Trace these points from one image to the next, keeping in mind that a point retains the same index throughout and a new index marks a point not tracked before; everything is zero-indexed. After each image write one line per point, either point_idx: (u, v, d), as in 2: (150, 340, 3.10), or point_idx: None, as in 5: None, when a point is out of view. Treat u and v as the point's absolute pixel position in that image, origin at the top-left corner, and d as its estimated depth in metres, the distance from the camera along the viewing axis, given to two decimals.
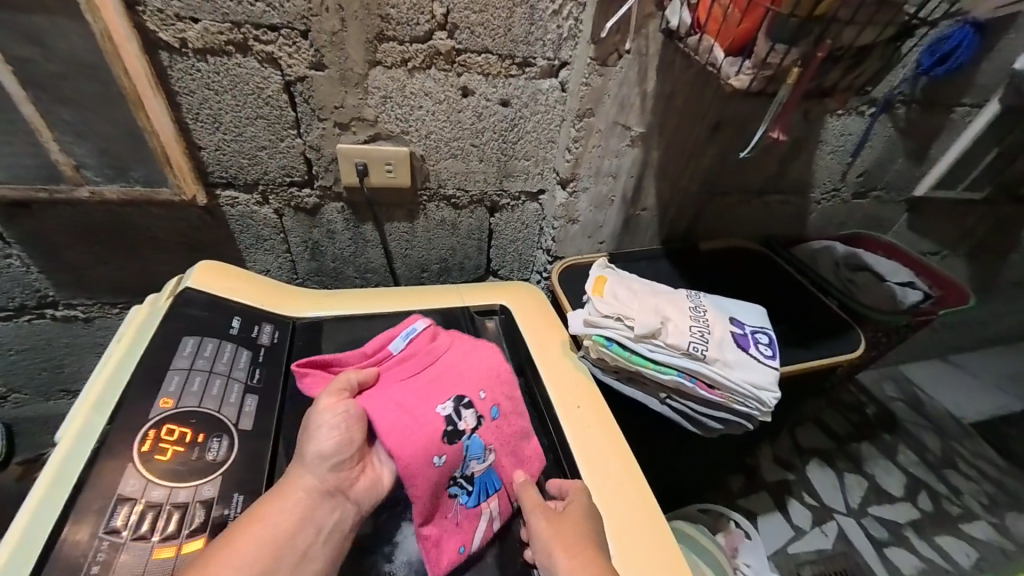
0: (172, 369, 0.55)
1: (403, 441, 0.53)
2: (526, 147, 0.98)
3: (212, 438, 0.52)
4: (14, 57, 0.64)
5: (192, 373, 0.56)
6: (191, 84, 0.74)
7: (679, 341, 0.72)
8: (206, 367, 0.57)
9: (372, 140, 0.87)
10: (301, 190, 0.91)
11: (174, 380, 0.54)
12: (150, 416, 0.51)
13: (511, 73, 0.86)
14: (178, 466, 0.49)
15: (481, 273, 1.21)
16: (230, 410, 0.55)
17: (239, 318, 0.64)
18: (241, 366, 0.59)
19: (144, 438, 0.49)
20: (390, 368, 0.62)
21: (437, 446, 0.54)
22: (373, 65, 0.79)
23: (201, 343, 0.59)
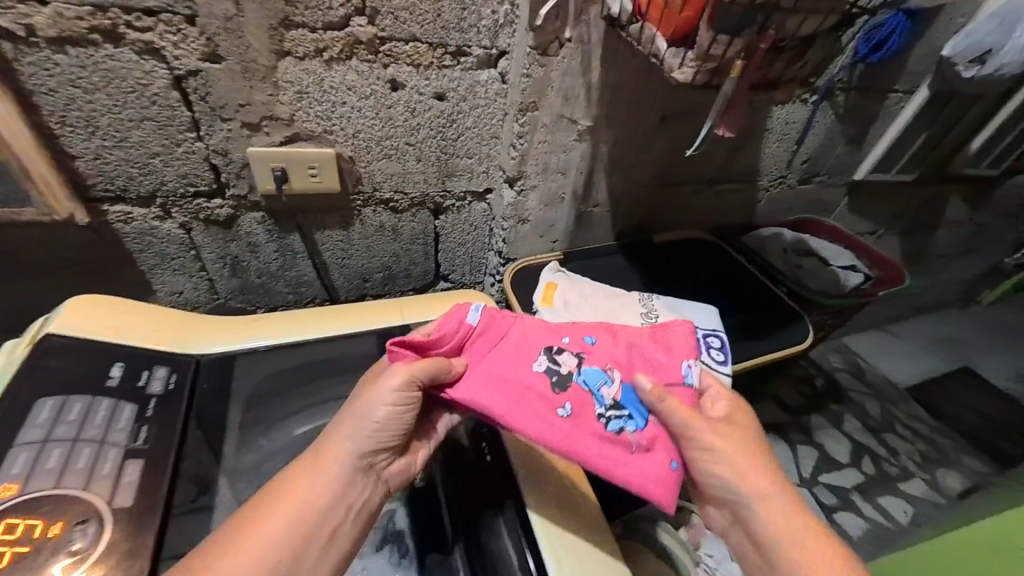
0: (19, 445, 0.47)
1: (518, 407, 0.54)
2: (468, 144, 0.91)
3: (75, 526, 0.44)
4: None
5: (51, 445, 0.47)
6: (50, 81, 0.61)
7: None
8: (70, 436, 0.49)
9: (290, 141, 0.77)
10: (210, 202, 0.80)
11: (21, 460, 0.46)
12: None
13: (445, 63, 0.78)
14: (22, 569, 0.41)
15: (431, 279, 1.14)
16: (101, 486, 0.47)
17: (120, 364, 0.56)
18: (119, 427, 0.51)
19: None
20: (472, 344, 0.59)
21: (555, 399, 0.56)
22: (282, 56, 0.68)
23: (64, 406, 0.51)
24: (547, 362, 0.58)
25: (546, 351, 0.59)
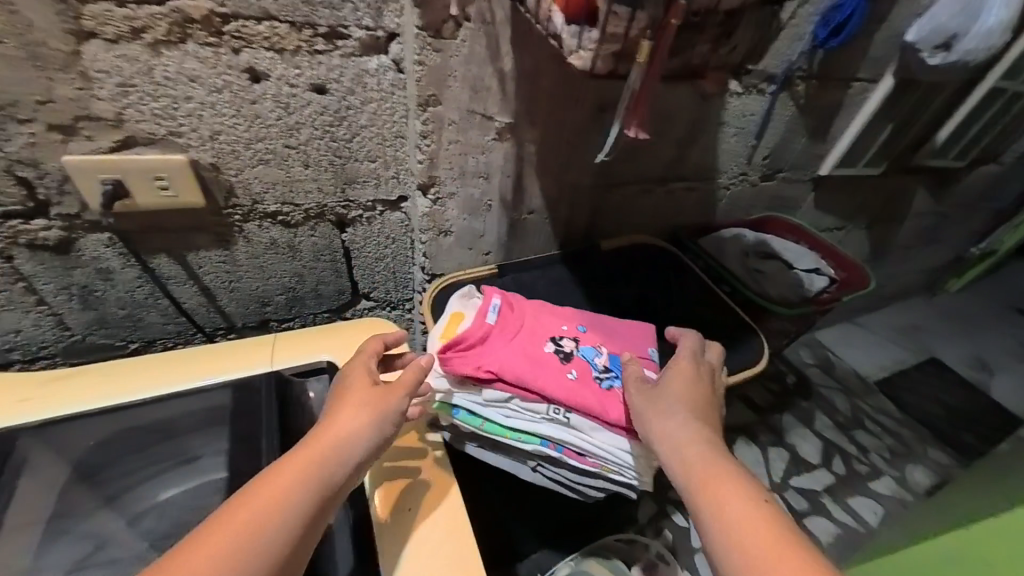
0: None
1: (542, 379, 0.63)
2: (367, 146, 0.77)
3: None
4: None
5: None
6: None
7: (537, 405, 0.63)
8: None
9: (124, 146, 0.62)
10: (30, 223, 0.64)
11: None
12: None
13: (317, 48, 0.64)
14: None
15: (349, 298, 0.99)
16: None
17: None
18: None
19: None
20: (495, 330, 0.67)
21: (563, 367, 0.66)
22: (85, 38, 0.54)
23: None
24: (556, 347, 0.69)
25: (553, 336, 0.70)
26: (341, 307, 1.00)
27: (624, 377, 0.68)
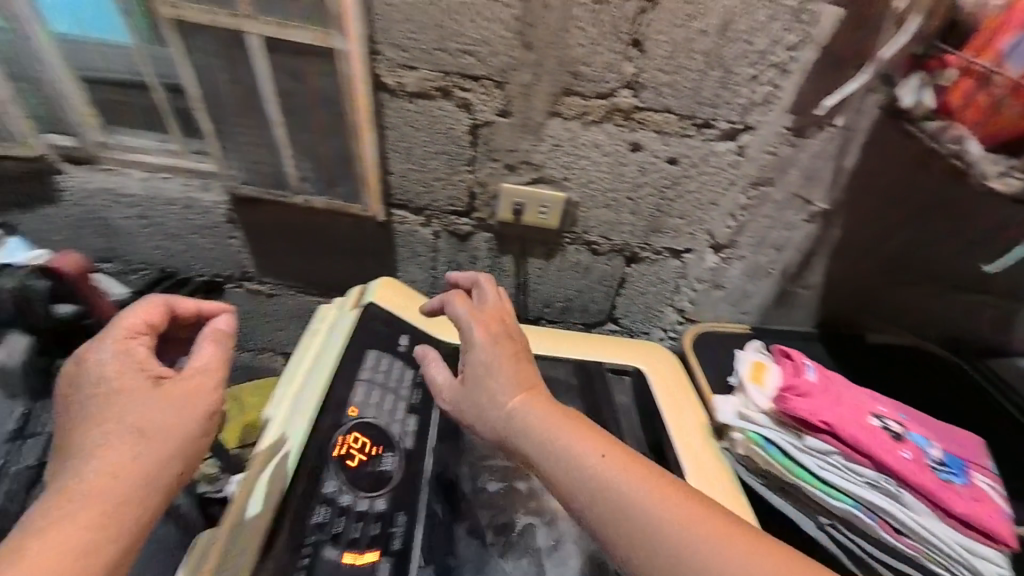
0: (357, 381, 0.61)
1: (877, 447, 0.62)
2: (684, 206, 0.93)
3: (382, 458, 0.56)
4: (281, 90, 0.77)
5: (372, 386, 0.61)
6: (398, 120, 0.83)
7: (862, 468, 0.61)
8: (381, 382, 0.62)
9: (535, 182, 0.91)
10: (460, 219, 0.99)
11: (358, 393, 0.60)
12: (341, 424, 0.57)
13: (688, 132, 0.83)
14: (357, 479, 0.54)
15: (602, 318, 1.18)
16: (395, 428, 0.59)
17: (407, 335, 0.69)
18: (404, 385, 0.63)
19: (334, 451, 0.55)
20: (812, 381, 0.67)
21: (897, 446, 0.63)
22: (553, 115, 0.82)
23: (379, 358, 0.64)
24: (880, 420, 0.66)
25: (875, 411, 0.67)
26: (595, 323, 1.20)
27: (965, 478, 0.63)
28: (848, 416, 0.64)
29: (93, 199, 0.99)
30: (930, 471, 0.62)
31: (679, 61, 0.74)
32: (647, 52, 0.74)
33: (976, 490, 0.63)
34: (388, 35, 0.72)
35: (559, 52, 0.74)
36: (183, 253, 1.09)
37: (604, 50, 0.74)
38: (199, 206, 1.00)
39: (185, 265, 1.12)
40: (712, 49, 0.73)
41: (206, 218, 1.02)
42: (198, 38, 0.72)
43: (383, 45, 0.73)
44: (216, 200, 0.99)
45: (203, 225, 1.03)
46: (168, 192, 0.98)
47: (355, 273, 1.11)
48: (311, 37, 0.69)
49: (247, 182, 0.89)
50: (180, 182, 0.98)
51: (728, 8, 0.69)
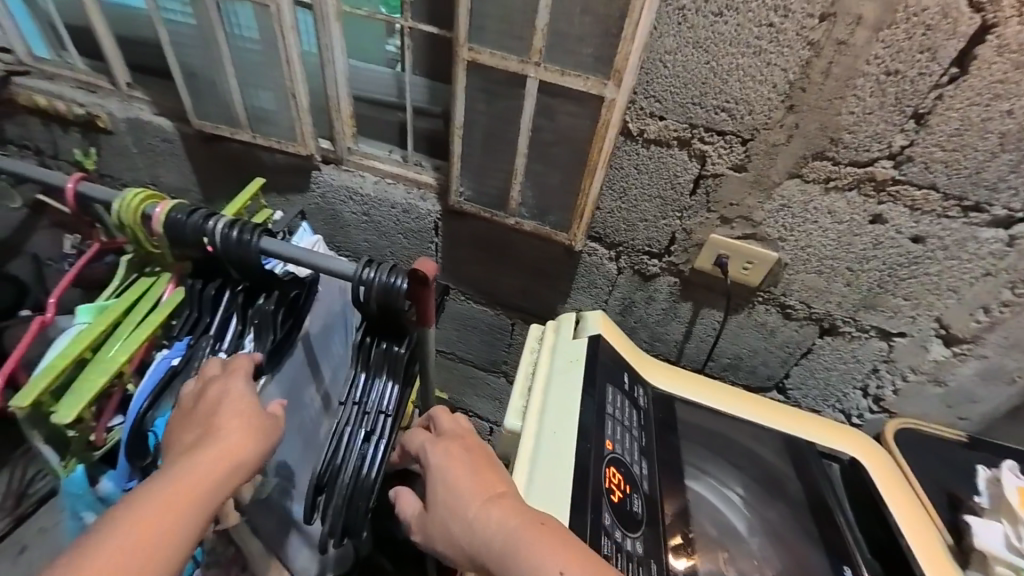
0: (604, 414, 0.62)
1: None
2: (914, 287, 0.85)
3: (632, 495, 0.57)
4: (535, 126, 0.85)
5: (615, 421, 0.62)
6: (626, 162, 0.87)
7: None
8: (619, 418, 0.63)
9: (746, 238, 0.89)
10: (651, 260, 1.00)
11: (609, 426, 0.61)
12: (600, 453, 0.58)
13: (948, 213, 0.76)
14: (621, 511, 0.55)
15: (768, 385, 1.10)
16: (637, 468, 0.60)
17: (628, 374, 0.70)
18: (636, 425, 0.64)
19: (600, 480, 0.56)
20: None
21: None
22: (792, 176, 0.80)
23: (616, 396, 0.65)
24: None
25: None
26: (757, 387, 1.11)
27: None
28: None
29: (333, 193, 1.17)
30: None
31: (965, 140, 0.69)
32: (928, 127, 0.69)
33: None
34: (648, 87, 0.77)
35: (824, 117, 0.73)
36: (384, 248, 1.23)
37: (877, 120, 0.71)
38: (414, 211, 1.12)
39: (381, 257, 1.26)
40: (1013, 132, 0.66)
41: (415, 222, 1.14)
42: (481, 77, 0.82)
43: (640, 96, 0.79)
44: (428, 208, 1.11)
45: (410, 227, 1.16)
46: (393, 196, 1.12)
47: (528, 292, 1.17)
48: (585, 84, 0.76)
49: (470, 199, 0.98)
50: (404, 189, 1.13)
51: None
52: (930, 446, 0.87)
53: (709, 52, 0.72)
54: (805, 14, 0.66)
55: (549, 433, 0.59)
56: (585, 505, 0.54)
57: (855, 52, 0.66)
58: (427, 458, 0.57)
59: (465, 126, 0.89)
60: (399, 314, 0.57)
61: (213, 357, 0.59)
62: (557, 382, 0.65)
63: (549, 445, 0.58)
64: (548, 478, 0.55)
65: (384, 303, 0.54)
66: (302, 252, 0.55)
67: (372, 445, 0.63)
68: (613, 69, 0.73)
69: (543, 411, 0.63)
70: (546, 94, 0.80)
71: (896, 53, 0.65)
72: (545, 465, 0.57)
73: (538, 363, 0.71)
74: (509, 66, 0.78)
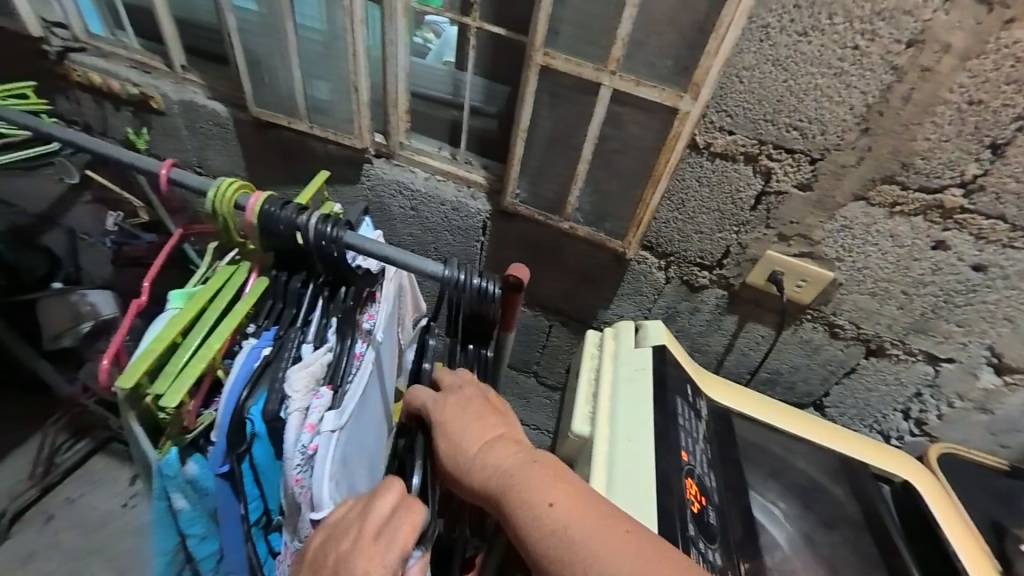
0: (676, 426, 0.63)
1: None
2: (969, 315, 0.85)
3: (706, 508, 0.58)
4: (601, 134, 0.85)
5: (685, 432, 0.64)
6: (688, 174, 0.88)
7: None
8: (688, 430, 0.64)
9: (802, 256, 0.89)
10: (701, 271, 1.00)
11: (682, 439, 0.62)
12: (675, 465, 0.60)
13: (1014, 244, 0.76)
14: (698, 522, 0.56)
15: (805, 401, 1.10)
16: (707, 481, 0.61)
17: (691, 387, 0.70)
18: (703, 437, 0.66)
19: (677, 491, 0.57)
20: None
21: None
22: (857, 199, 0.80)
23: (685, 407, 0.66)
24: None
25: None
26: (794, 403, 1.12)
27: None
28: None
29: (382, 187, 1.18)
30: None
31: None
32: (1005, 158, 0.70)
33: None
34: (721, 102, 0.78)
35: (898, 142, 0.73)
36: (427, 243, 1.24)
37: (953, 148, 0.71)
38: (463, 209, 1.13)
39: (423, 252, 1.27)
40: None
41: (463, 220, 1.15)
42: (552, 82, 0.83)
43: (712, 110, 0.79)
44: (478, 207, 1.12)
45: (457, 225, 1.17)
46: (443, 193, 1.13)
47: (570, 295, 1.18)
48: (660, 95, 0.76)
49: (525, 201, 0.99)
50: (454, 186, 1.14)
51: None
52: (972, 472, 0.88)
53: (788, 71, 0.72)
54: (893, 39, 0.66)
55: (623, 442, 0.62)
56: (667, 512, 0.56)
57: (939, 79, 0.67)
58: (428, 418, 0.57)
59: (529, 130, 0.90)
60: (484, 316, 0.62)
61: (300, 349, 0.60)
62: (624, 390, 0.68)
63: (623, 453, 0.61)
64: (625, 486, 0.58)
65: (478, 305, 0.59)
66: (393, 250, 0.59)
67: None
68: (691, 82, 0.73)
69: (612, 418, 0.65)
70: (618, 103, 0.80)
71: (982, 83, 0.66)
72: (622, 473, 0.59)
73: (603, 371, 0.72)
74: (583, 73, 0.79)
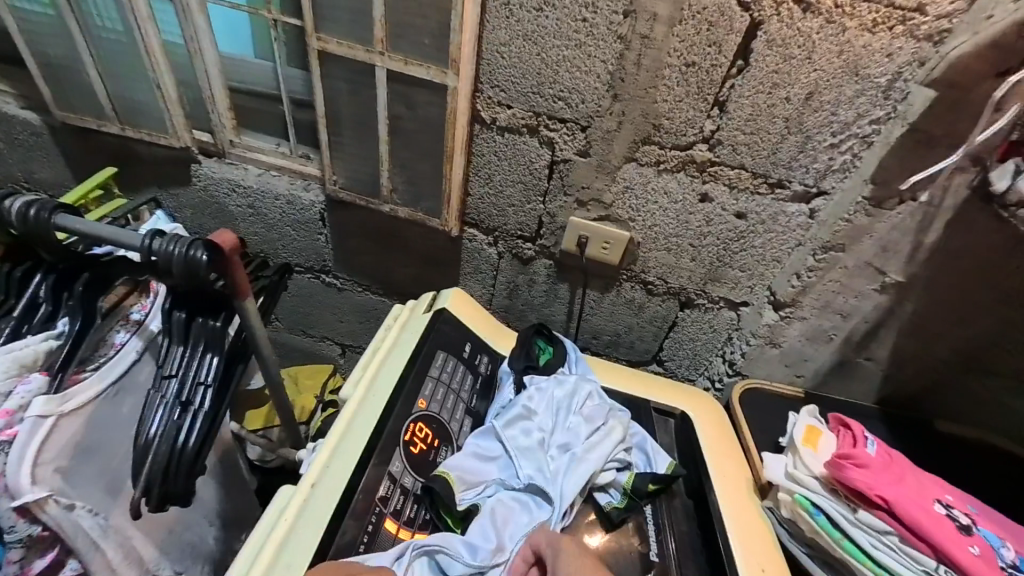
0: (427, 375, 0.69)
1: (935, 525, 0.58)
2: (747, 260, 0.93)
3: (441, 447, 0.65)
4: (393, 114, 0.90)
5: (439, 383, 0.69)
6: (485, 149, 0.93)
7: (922, 556, 0.58)
8: (446, 381, 0.70)
9: (601, 219, 0.96)
10: (526, 243, 1.05)
11: (427, 386, 0.68)
12: (412, 411, 0.65)
13: (759, 190, 0.85)
14: (422, 461, 0.63)
15: (647, 359, 1.16)
16: (454, 425, 0.68)
17: (470, 344, 0.76)
18: (466, 388, 0.72)
19: (405, 432, 0.64)
20: (865, 466, 0.62)
21: (962, 536, 0.58)
22: (629, 161, 0.88)
23: (446, 360, 0.72)
24: (948, 511, 0.61)
25: (940, 498, 0.62)
26: (638, 362, 1.17)
27: None
28: (911, 495, 0.61)
29: (215, 187, 1.17)
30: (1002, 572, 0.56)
31: (760, 123, 0.78)
32: (729, 112, 0.78)
33: None
34: (492, 77, 0.83)
35: (644, 105, 0.81)
36: (275, 241, 1.23)
37: (687, 107, 0.79)
38: (299, 202, 1.14)
39: (273, 252, 1.25)
40: (794, 116, 0.76)
41: (302, 214, 1.16)
42: (338, 66, 0.88)
43: (486, 86, 0.85)
44: (313, 199, 1.14)
45: (298, 219, 1.18)
46: (277, 188, 1.14)
47: (421, 280, 1.19)
48: (429, 72, 0.82)
49: (344, 187, 1.04)
50: (289, 181, 1.14)
51: (814, 81, 0.72)
52: (771, 403, 0.94)
53: (538, 44, 0.78)
54: (612, 10, 0.73)
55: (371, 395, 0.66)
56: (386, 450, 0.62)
57: (657, 45, 0.74)
58: None
59: (331, 115, 0.94)
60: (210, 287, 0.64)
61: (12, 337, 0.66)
62: (396, 348, 0.72)
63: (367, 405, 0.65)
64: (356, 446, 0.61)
65: (188, 274, 0.60)
66: (106, 229, 0.61)
67: (191, 415, 0.69)
68: (450, 58, 0.80)
69: (370, 387, 0.67)
70: (396, 82, 0.86)
71: (691, 47, 0.74)
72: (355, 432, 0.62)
73: (385, 333, 0.76)
74: (357, 56, 0.84)
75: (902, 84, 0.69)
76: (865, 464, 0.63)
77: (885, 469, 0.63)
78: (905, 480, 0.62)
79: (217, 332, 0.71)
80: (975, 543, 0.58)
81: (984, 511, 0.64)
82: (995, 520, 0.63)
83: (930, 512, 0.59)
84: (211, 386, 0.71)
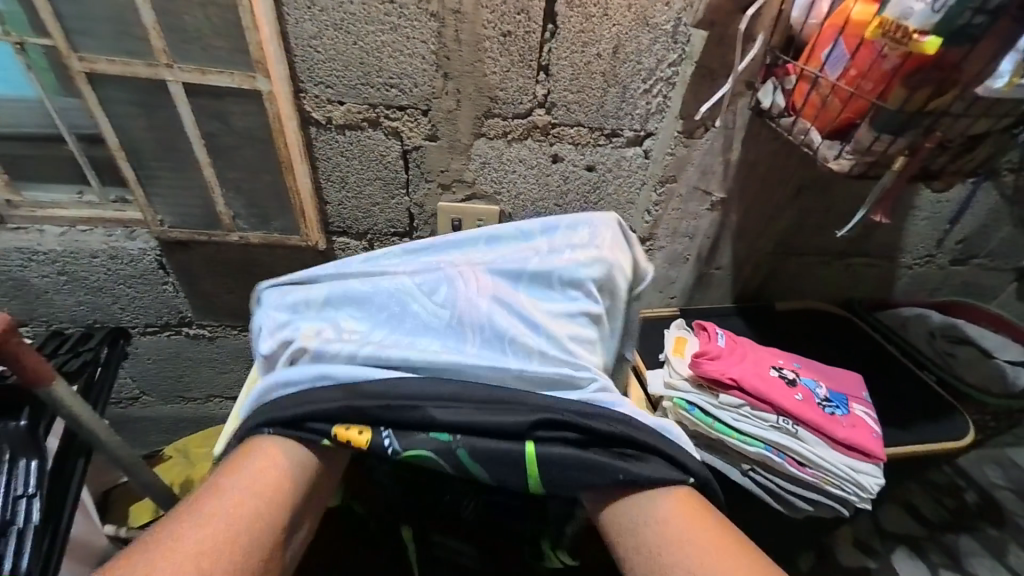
0: None
1: (772, 388, 0.72)
2: (606, 208, 1.02)
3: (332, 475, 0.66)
4: (207, 132, 0.82)
5: None
6: (329, 152, 0.87)
7: (766, 414, 0.71)
8: None
9: (468, 199, 0.97)
10: (402, 239, 1.02)
11: None
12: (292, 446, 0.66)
13: (599, 142, 0.93)
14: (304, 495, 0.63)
15: None
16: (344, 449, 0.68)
17: None
18: None
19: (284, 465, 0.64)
20: (717, 359, 0.74)
21: (790, 389, 0.73)
22: (477, 136, 0.89)
23: None
24: (780, 374, 0.75)
25: (774, 364, 0.76)
26: None
27: (846, 409, 0.73)
28: (752, 369, 0.74)
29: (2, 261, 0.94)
30: (818, 407, 0.72)
31: (582, 81, 0.84)
32: (553, 75, 0.83)
33: (856, 417, 0.73)
34: (311, 73, 0.78)
35: (475, 79, 0.82)
36: (110, 305, 1.05)
37: (515, 75, 0.82)
38: (124, 254, 0.97)
39: (111, 318, 1.07)
40: (607, 70, 0.83)
41: (134, 266, 0.99)
42: (118, 88, 0.76)
43: (308, 83, 0.79)
44: (142, 246, 0.97)
45: (130, 274, 1.00)
46: (88, 245, 0.95)
47: None
48: (233, 80, 0.76)
49: (175, 225, 0.92)
50: (104, 232, 0.96)
51: (616, 35, 0.80)
52: (654, 327, 1.06)
53: (351, 33, 0.75)
54: None
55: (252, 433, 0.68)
56: None
57: (470, 18, 0.76)
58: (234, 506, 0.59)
59: (128, 146, 0.82)
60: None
61: None
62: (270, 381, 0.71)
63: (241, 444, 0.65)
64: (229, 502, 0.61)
65: None
66: None
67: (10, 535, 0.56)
68: (254, 60, 0.74)
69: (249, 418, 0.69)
70: (197, 96, 0.78)
71: (502, 16, 0.76)
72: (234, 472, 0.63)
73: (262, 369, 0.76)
74: (140, 73, 0.74)
75: (683, 28, 0.80)
76: (717, 358, 0.74)
77: (732, 356, 0.75)
78: (747, 360, 0.75)
79: (26, 432, 0.62)
80: (798, 391, 0.73)
81: (807, 364, 0.80)
82: (814, 367, 0.80)
83: (766, 379, 0.73)
84: (34, 494, 0.59)
